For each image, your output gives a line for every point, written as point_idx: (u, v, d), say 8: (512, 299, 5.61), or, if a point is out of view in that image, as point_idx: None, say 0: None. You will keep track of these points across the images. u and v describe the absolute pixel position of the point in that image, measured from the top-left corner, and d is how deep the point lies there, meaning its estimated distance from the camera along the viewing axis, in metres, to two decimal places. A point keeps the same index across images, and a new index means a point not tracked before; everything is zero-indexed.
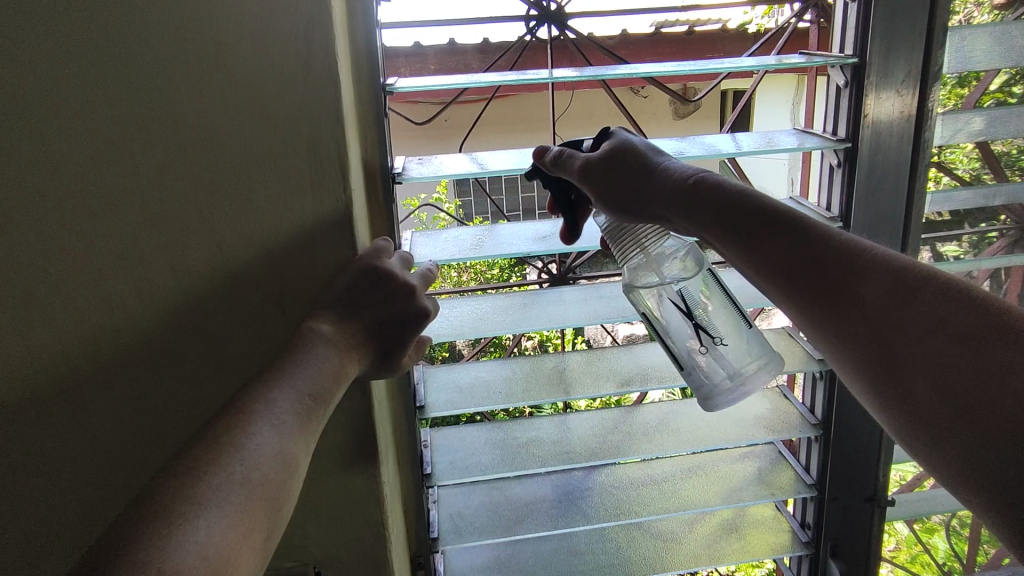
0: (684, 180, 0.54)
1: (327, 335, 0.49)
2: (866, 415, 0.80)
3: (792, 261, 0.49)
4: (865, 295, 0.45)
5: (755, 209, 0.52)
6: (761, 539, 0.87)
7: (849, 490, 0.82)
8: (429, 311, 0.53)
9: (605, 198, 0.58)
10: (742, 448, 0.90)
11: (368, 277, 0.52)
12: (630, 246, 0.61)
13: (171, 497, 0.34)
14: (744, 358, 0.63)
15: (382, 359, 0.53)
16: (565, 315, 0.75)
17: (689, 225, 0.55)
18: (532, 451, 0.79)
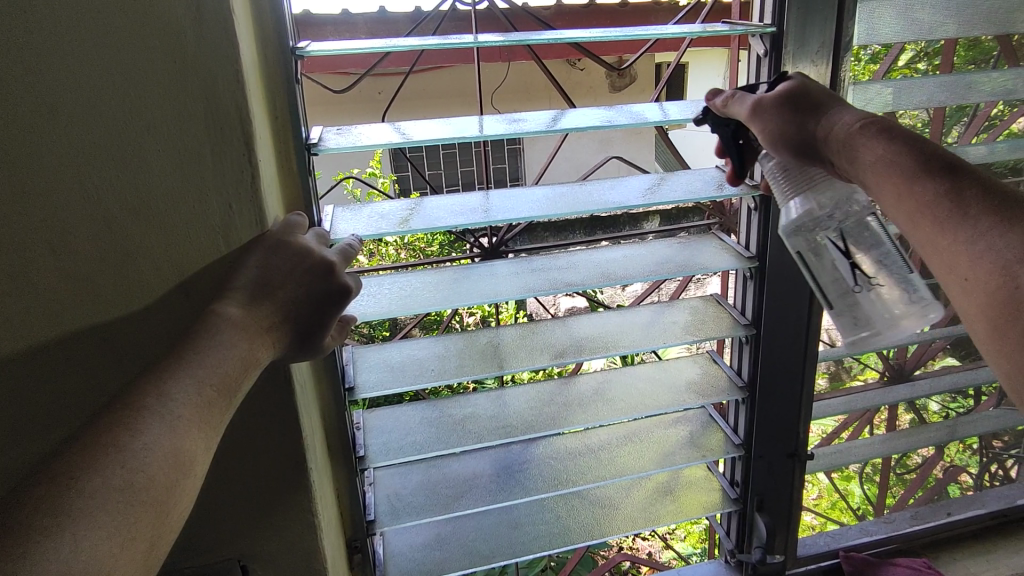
0: (851, 124, 0.53)
1: (235, 318, 0.46)
2: (788, 376, 0.83)
3: (937, 203, 0.45)
4: (1009, 239, 0.41)
5: (921, 150, 0.48)
6: (693, 499, 0.90)
7: (773, 447, 0.86)
8: (351, 290, 0.51)
9: (775, 135, 0.58)
10: (676, 413, 0.92)
11: (284, 252, 0.49)
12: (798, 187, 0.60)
13: (31, 511, 0.32)
14: (900, 303, 0.63)
15: (302, 342, 0.50)
16: (497, 289, 0.74)
17: (848, 170, 0.54)
18: (469, 428, 0.78)
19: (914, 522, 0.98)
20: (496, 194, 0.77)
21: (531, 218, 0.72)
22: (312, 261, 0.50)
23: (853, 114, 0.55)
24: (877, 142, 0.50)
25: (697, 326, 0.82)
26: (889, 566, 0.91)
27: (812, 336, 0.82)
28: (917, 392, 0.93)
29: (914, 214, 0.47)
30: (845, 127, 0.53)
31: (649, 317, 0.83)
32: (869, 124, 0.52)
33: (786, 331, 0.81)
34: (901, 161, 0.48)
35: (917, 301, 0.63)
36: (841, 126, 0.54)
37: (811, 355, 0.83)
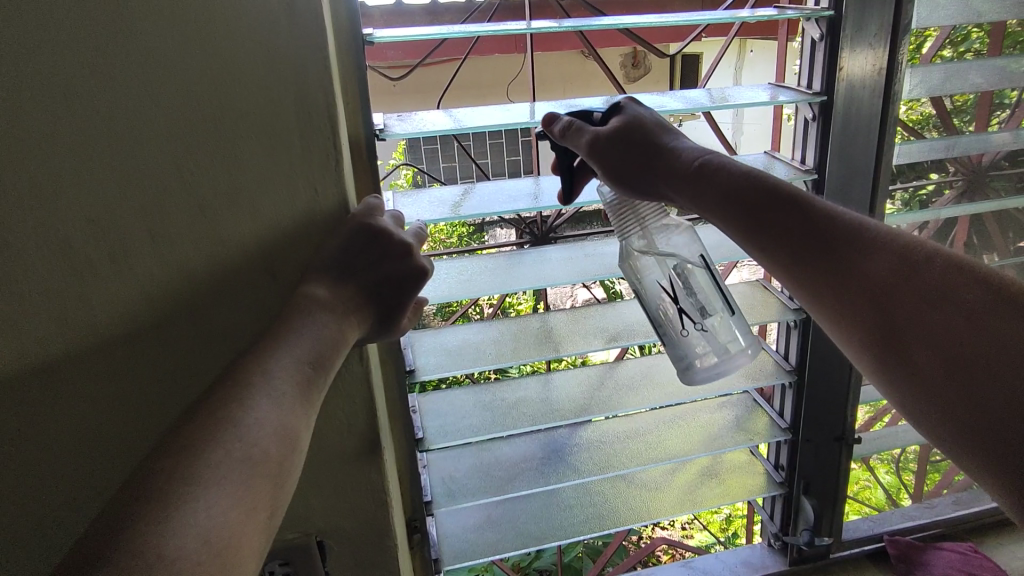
0: (694, 163, 0.58)
1: (324, 301, 0.47)
2: (836, 361, 0.83)
3: (795, 240, 0.52)
4: (870, 270, 0.49)
5: (759, 188, 0.55)
6: (737, 483, 0.91)
7: (821, 432, 0.86)
8: (426, 271, 0.52)
9: (613, 171, 0.60)
10: (721, 398, 0.93)
11: (366, 233, 0.50)
12: (632, 223, 0.65)
13: (168, 479, 0.34)
14: (725, 339, 0.67)
15: (382, 322, 0.52)
16: (552, 273, 0.75)
17: (694, 205, 0.59)
18: (521, 411, 0.80)
19: (955, 507, 0.99)
20: (547, 179, 0.78)
21: (580, 203, 0.74)
22: (390, 243, 0.51)
23: (686, 151, 0.60)
24: (722, 180, 0.57)
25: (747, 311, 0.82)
26: (936, 551, 0.91)
27: None
28: None
29: (775, 249, 0.54)
30: (688, 166, 0.59)
31: None
32: (708, 164, 0.58)
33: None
34: (749, 202, 0.55)
35: (737, 337, 0.67)
36: (683, 165, 0.59)
37: None
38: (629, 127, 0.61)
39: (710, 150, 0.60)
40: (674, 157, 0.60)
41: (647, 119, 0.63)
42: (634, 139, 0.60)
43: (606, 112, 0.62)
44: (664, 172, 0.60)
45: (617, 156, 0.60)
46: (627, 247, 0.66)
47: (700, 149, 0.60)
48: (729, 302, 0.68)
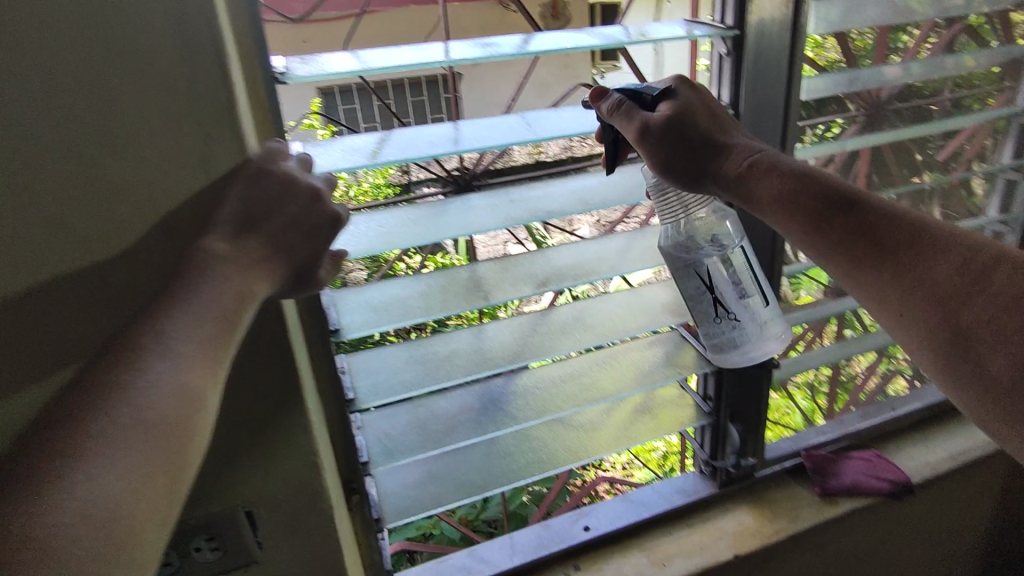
0: (744, 164, 0.64)
1: (228, 256, 0.44)
2: None
3: (854, 242, 0.57)
4: (934, 272, 0.53)
5: (817, 192, 0.60)
6: (671, 416, 0.95)
7: (742, 360, 0.91)
8: (341, 217, 0.49)
9: (662, 163, 0.66)
10: (652, 336, 0.95)
11: (269, 179, 0.47)
12: (674, 208, 0.72)
13: (44, 454, 0.32)
14: (761, 318, 0.75)
15: (300, 276, 0.49)
16: (475, 221, 0.73)
17: (744, 205, 0.65)
18: (455, 363, 0.79)
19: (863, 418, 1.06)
20: (466, 124, 0.75)
21: (502, 146, 0.71)
22: (296, 189, 0.48)
23: (738, 151, 0.66)
24: (774, 182, 0.62)
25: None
26: (846, 460, 0.99)
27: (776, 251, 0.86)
28: None
29: (833, 249, 0.58)
30: (735, 167, 0.65)
31: (623, 243, 0.83)
32: (759, 166, 0.63)
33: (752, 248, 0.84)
34: (806, 204, 0.60)
35: (769, 315, 0.76)
36: (732, 166, 0.65)
37: (777, 269, 0.87)
38: (681, 120, 0.66)
39: (763, 149, 0.65)
40: (726, 156, 0.66)
41: (703, 116, 0.68)
42: (684, 134, 0.66)
43: (656, 99, 0.67)
44: (713, 169, 0.66)
45: (667, 151, 0.66)
46: (672, 248, 0.72)
47: (753, 148, 0.65)
48: (763, 285, 0.75)
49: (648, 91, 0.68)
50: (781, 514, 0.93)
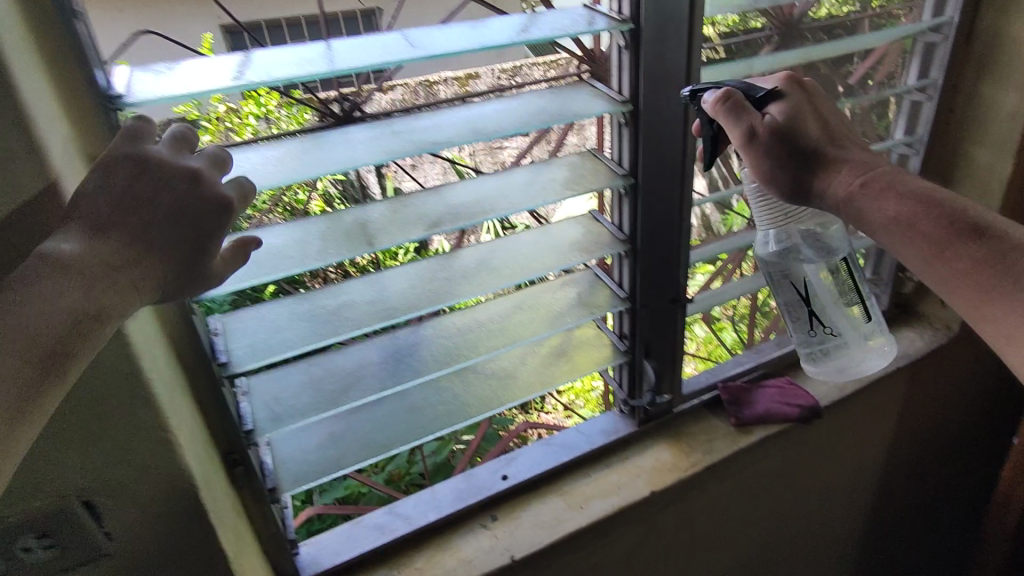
0: (856, 184, 0.64)
1: (69, 250, 0.39)
2: (666, 225, 0.83)
3: (982, 270, 0.57)
4: None
5: (937, 217, 0.61)
6: (587, 358, 0.92)
7: (655, 295, 0.87)
8: (229, 201, 0.46)
9: (775, 172, 0.67)
10: (565, 276, 0.90)
11: (141, 164, 0.44)
12: (776, 213, 0.74)
13: None
14: (870, 324, 0.82)
15: (188, 269, 0.45)
16: (354, 155, 0.65)
17: (856, 225, 0.65)
18: (345, 317, 0.71)
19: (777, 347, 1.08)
20: (340, 42, 0.65)
21: (382, 66, 0.62)
22: (172, 172, 0.45)
23: (842, 167, 0.65)
24: (892, 205, 0.62)
25: (574, 183, 0.78)
26: (760, 388, 1.00)
27: (686, 179, 0.81)
28: None
29: (964, 275, 0.58)
30: (846, 185, 0.64)
31: (526, 176, 0.78)
32: (872, 185, 0.63)
33: (661, 177, 0.80)
34: (922, 230, 0.61)
35: (877, 319, 0.84)
36: (839, 184, 0.64)
37: (688, 198, 0.82)
38: (788, 134, 0.66)
39: (870, 169, 0.65)
40: (833, 173, 0.65)
41: (810, 129, 0.67)
42: (793, 148, 0.66)
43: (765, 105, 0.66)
44: (817, 186, 0.66)
45: (777, 162, 0.66)
46: (782, 257, 0.76)
47: (860, 165, 0.65)
48: (863, 298, 0.80)
49: (756, 91, 0.67)
50: (697, 446, 0.93)
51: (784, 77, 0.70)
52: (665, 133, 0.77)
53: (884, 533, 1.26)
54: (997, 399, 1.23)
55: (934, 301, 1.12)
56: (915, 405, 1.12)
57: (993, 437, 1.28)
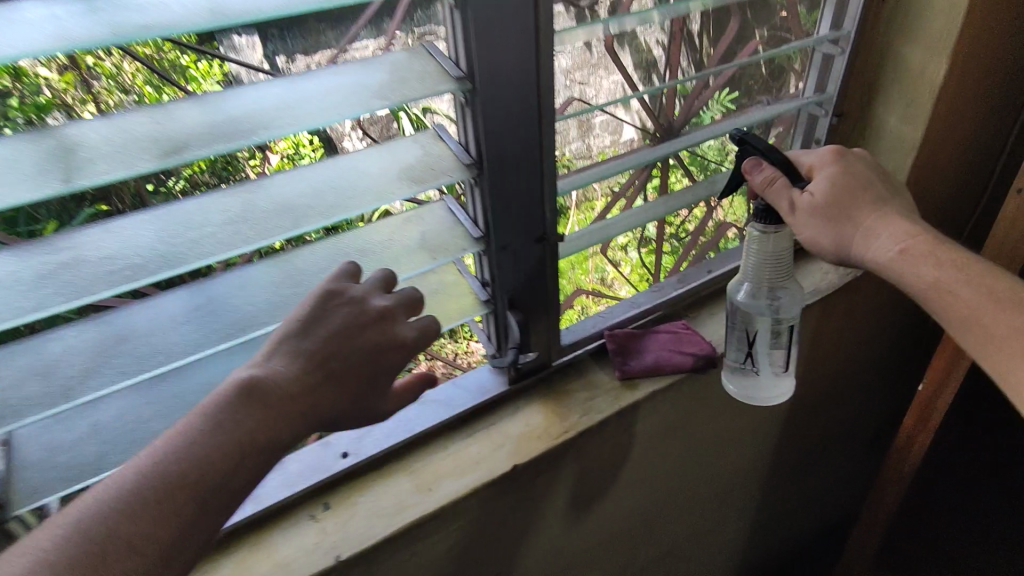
0: (896, 249, 0.63)
1: (279, 370, 0.52)
2: (521, 145, 0.64)
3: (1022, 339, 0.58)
4: None
5: (998, 288, 0.61)
6: (441, 312, 0.74)
7: (516, 234, 0.70)
8: (408, 343, 0.58)
9: (813, 239, 0.65)
10: (409, 212, 0.70)
11: (332, 300, 0.56)
12: (775, 277, 0.68)
13: None
14: (784, 380, 0.77)
15: (369, 385, 0.56)
16: (13, 42, 0.43)
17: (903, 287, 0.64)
18: (65, 280, 0.52)
19: (678, 284, 0.95)
20: None
21: None
22: (369, 308, 0.57)
23: (884, 231, 0.64)
24: (931, 269, 0.62)
25: (389, 90, 0.57)
26: (652, 336, 0.87)
27: (543, 84, 0.62)
28: (684, 145, 0.82)
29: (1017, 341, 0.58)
30: (888, 251, 0.63)
31: (326, 80, 0.57)
32: (910, 251, 0.63)
33: (507, 82, 0.60)
34: (972, 296, 0.61)
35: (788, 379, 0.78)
36: (880, 249, 0.64)
37: (547, 108, 0.64)
38: (829, 202, 0.65)
39: (917, 231, 0.64)
40: (873, 239, 0.64)
41: (854, 190, 0.66)
42: (834, 214, 0.65)
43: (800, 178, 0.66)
44: (855, 252, 0.65)
45: (819, 226, 0.64)
46: (746, 303, 0.72)
47: (907, 228, 0.64)
48: (788, 357, 0.75)
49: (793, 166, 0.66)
50: (573, 408, 0.81)
51: (829, 151, 0.69)
52: (509, 18, 0.57)
53: (788, 470, 1.21)
54: (903, 329, 1.16)
55: None
56: (822, 343, 1.02)
57: (897, 366, 1.23)
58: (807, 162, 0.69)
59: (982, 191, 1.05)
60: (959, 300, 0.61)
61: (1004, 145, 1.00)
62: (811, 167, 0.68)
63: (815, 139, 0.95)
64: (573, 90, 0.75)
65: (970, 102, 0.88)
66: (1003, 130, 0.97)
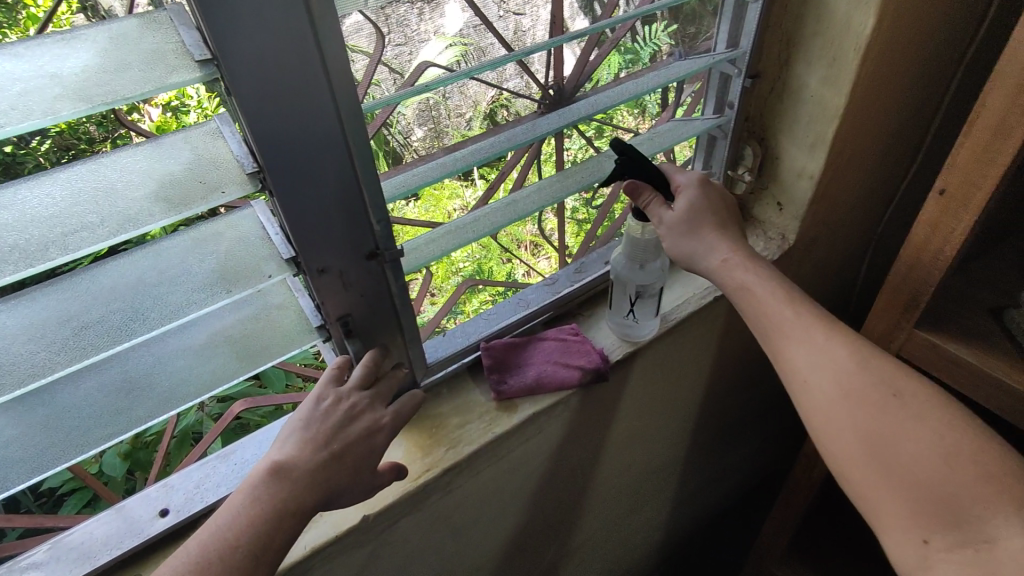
0: (720, 260, 0.65)
1: (279, 471, 0.54)
2: (318, 147, 0.49)
3: (839, 360, 0.58)
4: (890, 412, 0.55)
5: (812, 311, 0.62)
6: (258, 344, 0.60)
7: (337, 252, 0.56)
8: (385, 425, 0.61)
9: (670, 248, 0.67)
10: (199, 231, 0.55)
11: (325, 405, 0.59)
12: (642, 245, 0.69)
13: None
14: (642, 334, 0.77)
15: (358, 475, 0.57)
16: None
17: (739, 306, 0.65)
18: None
19: (575, 278, 0.83)
20: None
21: None
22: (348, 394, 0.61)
23: (721, 245, 0.66)
24: (767, 291, 0.63)
25: (92, 87, 0.41)
26: (538, 344, 0.76)
27: (334, 68, 0.46)
28: (569, 120, 0.67)
29: (832, 362, 0.58)
30: (719, 260, 0.66)
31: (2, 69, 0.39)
32: (735, 262, 0.65)
33: (278, 71, 0.44)
34: (794, 316, 0.61)
35: (647, 333, 0.78)
36: (716, 257, 0.66)
37: (346, 99, 0.48)
38: (690, 217, 0.66)
39: (741, 250, 0.66)
40: (710, 249, 0.66)
41: (710, 208, 0.68)
42: (691, 229, 0.66)
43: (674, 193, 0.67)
44: (693, 262, 0.67)
45: (677, 237, 0.66)
46: (620, 257, 0.72)
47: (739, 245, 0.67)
48: (647, 311, 0.75)
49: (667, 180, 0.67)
50: (442, 438, 0.69)
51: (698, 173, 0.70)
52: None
53: (708, 449, 1.15)
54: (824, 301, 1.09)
55: (770, 203, 0.88)
56: (738, 329, 0.94)
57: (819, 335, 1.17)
58: (678, 182, 0.69)
59: (913, 155, 0.94)
60: (751, 293, 0.64)
61: (940, 105, 0.89)
62: (680, 186, 0.68)
63: (729, 103, 0.81)
64: (503, 25, 0.60)
65: (902, 60, 0.75)
66: (936, 90, 0.85)
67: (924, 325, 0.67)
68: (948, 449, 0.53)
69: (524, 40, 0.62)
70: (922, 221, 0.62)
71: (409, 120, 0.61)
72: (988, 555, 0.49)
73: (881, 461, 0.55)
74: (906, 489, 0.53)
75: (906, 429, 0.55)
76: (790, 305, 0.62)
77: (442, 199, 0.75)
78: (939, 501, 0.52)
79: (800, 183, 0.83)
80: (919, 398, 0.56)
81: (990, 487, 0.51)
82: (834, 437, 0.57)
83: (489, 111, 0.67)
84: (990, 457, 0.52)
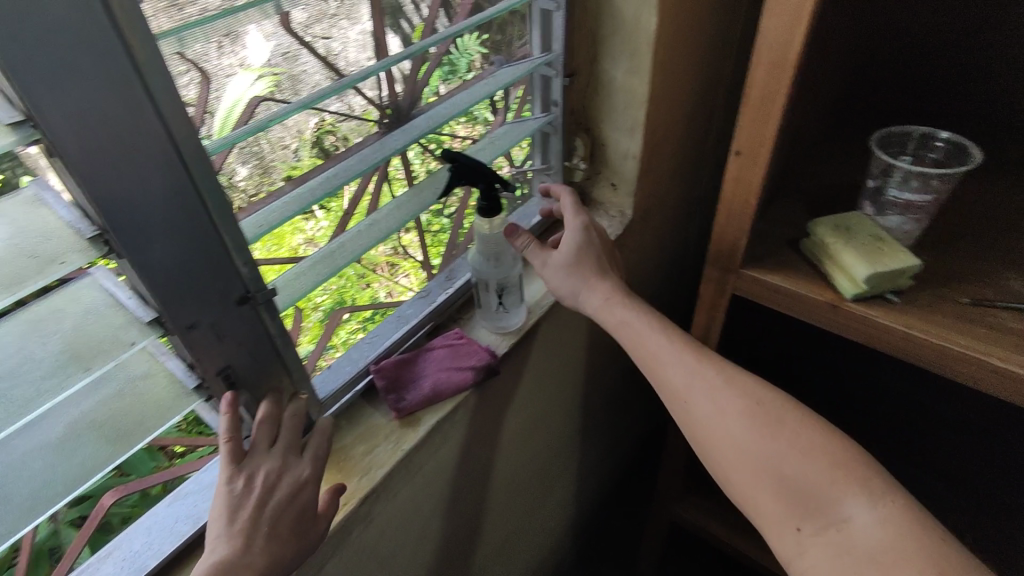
0: (608, 298, 0.75)
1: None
2: (165, 198, 0.47)
3: (710, 385, 0.69)
4: (756, 422, 0.66)
5: (689, 347, 0.72)
6: (128, 418, 0.55)
7: (202, 305, 0.54)
8: (308, 478, 0.62)
9: (556, 289, 0.78)
10: (34, 311, 0.49)
11: (238, 487, 0.57)
12: (491, 240, 0.74)
13: None
14: (513, 322, 0.82)
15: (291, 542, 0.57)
16: None
17: (616, 332, 0.75)
18: None
19: (445, 285, 0.85)
20: None
21: None
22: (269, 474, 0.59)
23: (599, 292, 0.76)
24: (656, 337, 0.73)
25: None
26: (426, 355, 0.77)
27: (170, 116, 0.44)
28: (416, 133, 0.69)
29: (703, 385, 0.69)
30: (602, 295, 0.75)
31: None
32: (618, 298, 0.75)
33: (109, 123, 0.42)
34: (674, 354, 0.71)
35: (517, 322, 0.82)
36: (598, 298, 0.75)
37: (188, 144, 0.46)
38: (573, 263, 0.77)
39: (619, 288, 0.76)
40: (591, 289, 0.76)
41: (593, 252, 0.78)
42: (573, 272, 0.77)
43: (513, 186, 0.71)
44: (575, 299, 0.78)
45: (560, 281, 0.77)
46: (476, 255, 0.76)
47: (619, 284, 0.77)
48: (511, 301, 0.80)
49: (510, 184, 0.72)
50: (353, 469, 0.68)
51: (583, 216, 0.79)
52: (67, 35, 0.37)
53: (597, 419, 1.24)
54: (666, 262, 1.23)
55: (605, 184, 0.98)
56: None
57: (668, 293, 1.32)
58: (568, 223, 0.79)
59: (709, 126, 1.10)
60: (632, 328, 0.74)
61: (720, 82, 1.05)
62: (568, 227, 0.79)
63: (553, 102, 0.89)
64: (316, 48, 0.60)
65: (686, 49, 0.88)
66: (715, 69, 1.01)
67: (748, 265, 0.79)
68: (808, 448, 0.63)
69: (338, 62, 0.63)
70: (729, 178, 0.74)
71: (230, 161, 0.58)
72: (846, 532, 0.59)
73: (752, 459, 0.65)
74: (781, 490, 0.63)
75: (773, 436, 0.64)
76: (671, 343, 0.72)
77: (284, 236, 0.74)
78: (807, 497, 0.62)
79: (627, 163, 0.94)
80: (780, 408, 0.66)
81: (839, 473, 0.61)
82: (719, 457, 0.67)
83: (315, 139, 0.65)
84: (838, 450, 0.63)
